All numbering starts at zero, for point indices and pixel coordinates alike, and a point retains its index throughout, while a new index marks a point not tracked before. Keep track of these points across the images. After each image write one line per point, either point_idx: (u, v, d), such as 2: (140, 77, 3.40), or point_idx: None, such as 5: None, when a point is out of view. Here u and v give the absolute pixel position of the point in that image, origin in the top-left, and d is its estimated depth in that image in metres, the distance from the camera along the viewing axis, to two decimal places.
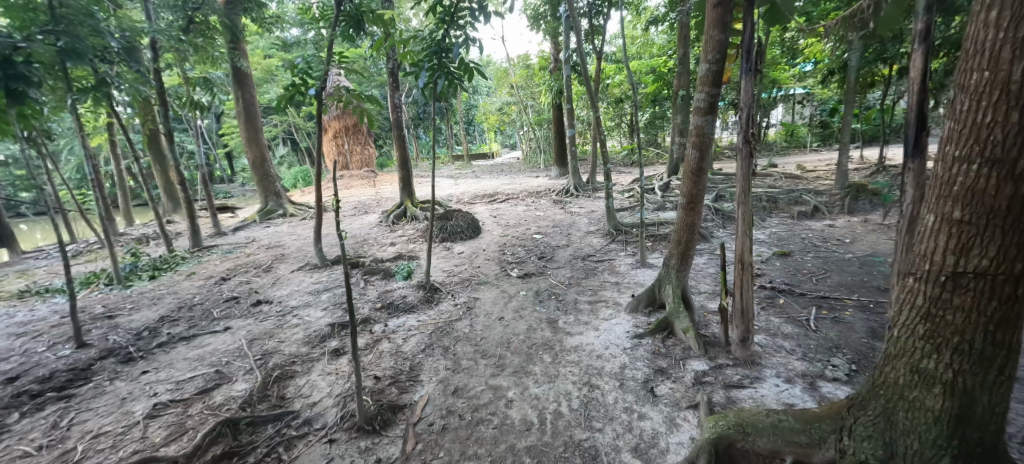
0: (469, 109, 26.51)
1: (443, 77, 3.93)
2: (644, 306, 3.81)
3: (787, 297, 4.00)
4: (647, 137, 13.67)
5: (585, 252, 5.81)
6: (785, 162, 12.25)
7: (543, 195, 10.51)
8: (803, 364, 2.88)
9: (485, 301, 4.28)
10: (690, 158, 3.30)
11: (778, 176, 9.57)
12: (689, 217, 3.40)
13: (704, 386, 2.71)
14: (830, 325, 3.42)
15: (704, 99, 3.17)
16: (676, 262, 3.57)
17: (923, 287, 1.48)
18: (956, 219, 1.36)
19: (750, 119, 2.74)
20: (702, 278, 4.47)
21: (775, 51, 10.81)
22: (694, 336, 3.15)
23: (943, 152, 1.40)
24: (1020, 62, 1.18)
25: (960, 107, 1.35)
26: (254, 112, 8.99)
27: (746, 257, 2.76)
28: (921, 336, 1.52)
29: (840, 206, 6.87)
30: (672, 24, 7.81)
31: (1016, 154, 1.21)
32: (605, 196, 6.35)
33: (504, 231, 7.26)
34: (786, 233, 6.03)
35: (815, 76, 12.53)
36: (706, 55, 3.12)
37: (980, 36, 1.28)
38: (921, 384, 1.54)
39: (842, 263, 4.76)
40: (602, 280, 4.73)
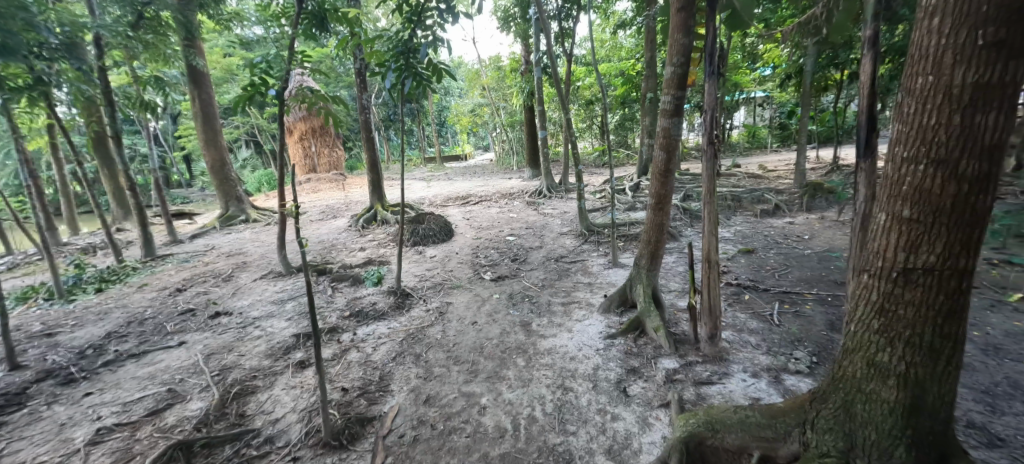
0: (441, 110, 26.26)
1: (411, 78, 3.84)
2: (616, 306, 3.84)
3: (751, 293, 4.13)
4: (617, 138, 13.91)
5: (558, 253, 5.83)
6: (748, 162, 12.74)
7: (516, 197, 10.51)
8: (768, 359, 2.98)
9: (458, 306, 4.22)
10: (657, 159, 3.36)
11: (741, 175, 9.94)
12: (658, 217, 3.46)
13: (675, 384, 2.75)
14: (792, 319, 3.55)
15: (670, 101, 3.23)
16: (646, 261, 3.63)
17: (876, 283, 1.54)
18: (906, 217, 1.41)
19: (713, 122, 2.80)
20: (672, 277, 4.56)
21: (737, 55, 11.23)
22: (665, 335, 3.20)
23: (892, 153, 1.46)
24: (960, 67, 1.25)
25: (906, 110, 1.41)
26: (212, 113, 8.57)
27: (712, 255, 2.82)
28: (876, 331, 1.58)
29: (799, 204, 7.18)
30: (639, 28, 7.96)
31: (958, 155, 1.28)
32: (578, 197, 6.38)
33: (477, 234, 7.20)
34: (750, 231, 6.25)
35: (774, 80, 13.12)
36: (670, 59, 3.18)
37: (924, 42, 1.34)
38: (876, 377, 1.60)
39: (802, 259, 4.97)
40: (575, 281, 4.76)
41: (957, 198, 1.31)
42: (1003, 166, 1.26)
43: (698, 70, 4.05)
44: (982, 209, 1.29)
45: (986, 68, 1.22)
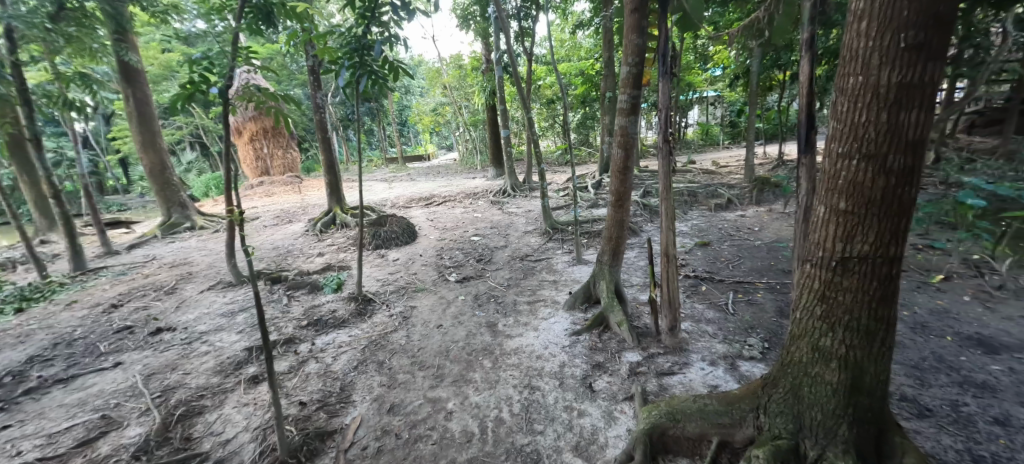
0: (402, 110, 25.71)
1: (366, 77, 3.71)
2: (581, 302, 3.89)
3: (708, 284, 4.31)
4: (578, 137, 14.14)
5: (523, 252, 5.85)
6: (702, 159, 13.31)
7: (481, 197, 10.45)
8: (724, 346, 3.11)
9: (423, 309, 4.13)
10: (616, 157, 3.43)
11: (696, 171, 10.38)
12: (619, 214, 3.53)
13: (638, 376, 2.81)
14: (745, 307, 3.73)
15: (627, 100, 3.30)
16: (609, 257, 3.69)
17: (818, 272, 1.63)
18: (842, 209, 1.50)
19: (668, 120, 2.89)
20: (634, 271, 4.68)
21: (689, 56, 11.70)
22: (628, 329, 3.26)
23: (829, 148, 1.54)
24: (886, 68, 1.33)
25: (839, 108, 1.49)
26: (150, 113, 7.95)
27: (670, 250, 2.91)
28: (819, 317, 1.67)
29: (749, 198, 7.58)
30: (597, 28, 8.12)
31: (886, 150, 1.38)
32: (541, 196, 6.41)
33: (441, 235, 7.09)
34: (705, 225, 6.52)
35: (724, 80, 13.78)
36: (625, 59, 3.24)
37: (854, 44, 1.42)
38: (820, 360, 1.70)
39: (753, 250, 5.24)
40: (540, 279, 4.78)
41: (886, 190, 1.41)
42: (923, 160, 1.37)
43: (653, 69, 4.18)
44: (907, 199, 1.39)
45: (908, 69, 1.31)
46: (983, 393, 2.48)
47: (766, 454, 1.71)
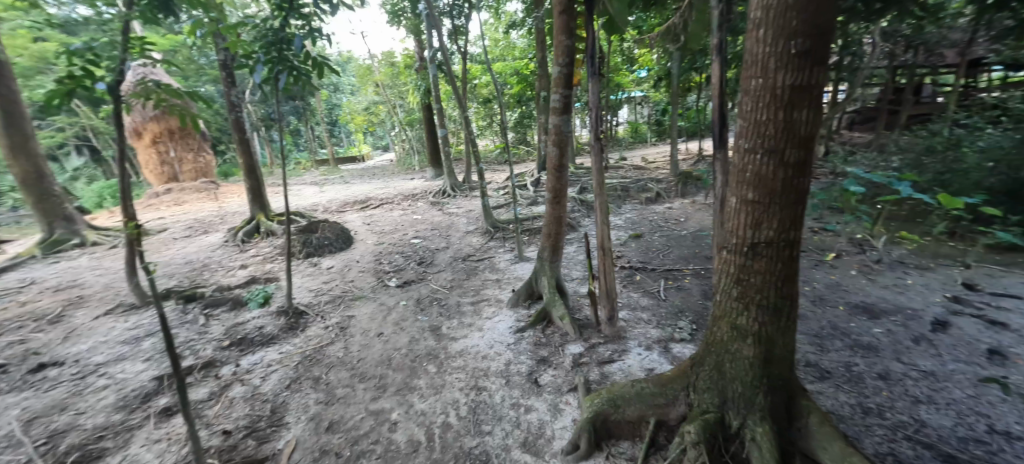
0: (331, 109, 24.33)
1: (285, 73, 3.43)
2: (524, 299, 3.93)
3: (642, 274, 4.56)
4: (516, 135, 14.31)
5: (465, 252, 5.80)
6: (632, 156, 14.07)
7: (420, 198, 10.20)
8: (658, 331, 3.31)
9: (361, 318, 3.94)
10: (551, 155, 3.50)
11: (627, 167, 10.95)
12: (556, 211, 3.62)
13: (582, 367, 2.91)
14: (675, 293, 4.01)
15: (559, 99, 3.38)
16: (549, 253, 3.76)
17: (733, 258, 1.78)
18: (750, 199, 1.65)
19: (598, 119, 2.99)
20: (574, 265, 4.82)
21: (617, 58, 12.29)
22: (570, 322, 3.35)
23: (737, 144, 1.69)
24: (781, 71, 1.49)
25: (744, 108, 1.64)
26: (19, 113, 6.79)
27: (606, 243, 3.03)
28: (735, 298, 1.83)
29: (675, 191, 8.13)
30: (529, 28, 8.25)
31: (783, 145, 1.54)
32: (481, 195, 6.37)
33: (379, 239, 6.82)
34: (637, 218, 6.90)
35: (649, 81, 14.68)
36: (556, 59, 3.32)
37: (754, 49, 1.56)
38: (738, 338, 1.86)
39: (680, 239, 5.63)
40: (483, 278, 4.77)
41: (785, 181, 1.57)
42: (813, 153, 1.55)
43: (582, 70, 4.33)
44: (801, 188, 1.57)
45: (798, 73, 1.47)
46: (868, 354, 2.88)
47: (697, 430, 1.85)
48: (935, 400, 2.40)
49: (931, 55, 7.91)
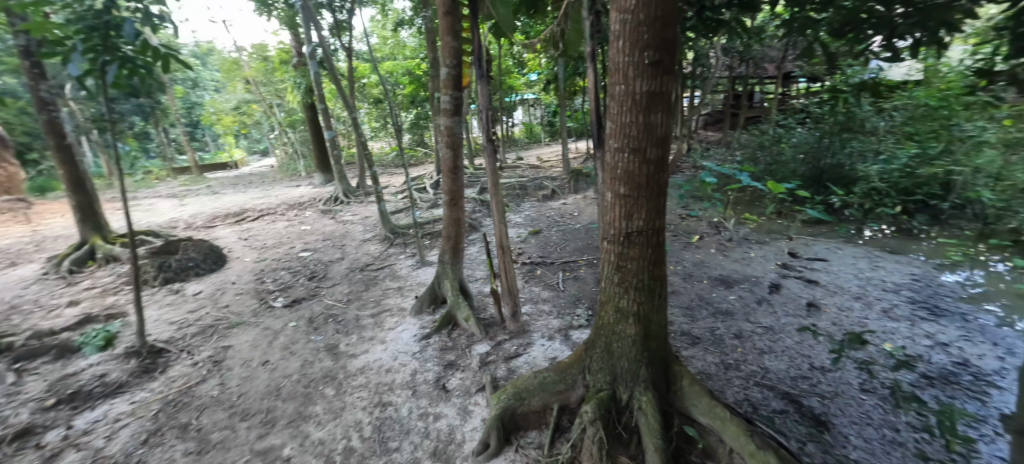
0: (190, 108, 20.90)
1: (115, 64, 2.84)
2: (428, 305, 3.84)
3: (542, 268, 4.78)
4: (412, 137, 13.89)
5: (363, 262, 5.45)
6: (528, 155, 14.66)
7: (308, 206, 9.32)
8: (559, 321, 3.51)
9: (241, 347, 3.47)
10: (445, 157, 3.47)
11: (524, 166, 11.37)
12: (455, 213, 3.60)
13: (489, 365, 2.94)
14: (572, 283, 4.28)
15: (449, 101, 3.35)
16: (450, 256, 3.73)
17: (612, 247, 1.97)
18: (622, 194, 1.84)
19: (489, 120, 3.02)
20: (477, 266, 4.85)
21: (507, 61, 12.68)
22: (475, 322, 3.36)
23: (608, 145, 1.86)
24: (638, 79, 1.68)
25: (612, 111, 1.81)
26: None
27: (505, 242, 3.11)
28: (616, 283, 2.02)
29: (568, 188, 8.68)
30: (418, 27, 8.06)
31: (645, 144, 1.74)
32: (376, 200, 6.03)
33: (260, 255, 6.06)
34: (536, 214, 7.21)
35: (539, 84, 15.43)
36: (444, 61, 3.29)
37: (616, 58, 1.73)
38: (622, 319, 2.06)
39: (574, 232, 6.02)
40: (383, 288, 4.54)
41: (648, 176, 1.79)
42: (668, 151, 1.78)
43: (471, 72, 4.37)
44: (661, 182, 1.80)
45: (651, 81, 1.67)
46: (726, 318, 3.41)
47: (594, 409, 2.01)
48: (773, 349, 2.95)
49: (757, 68, 9.66)
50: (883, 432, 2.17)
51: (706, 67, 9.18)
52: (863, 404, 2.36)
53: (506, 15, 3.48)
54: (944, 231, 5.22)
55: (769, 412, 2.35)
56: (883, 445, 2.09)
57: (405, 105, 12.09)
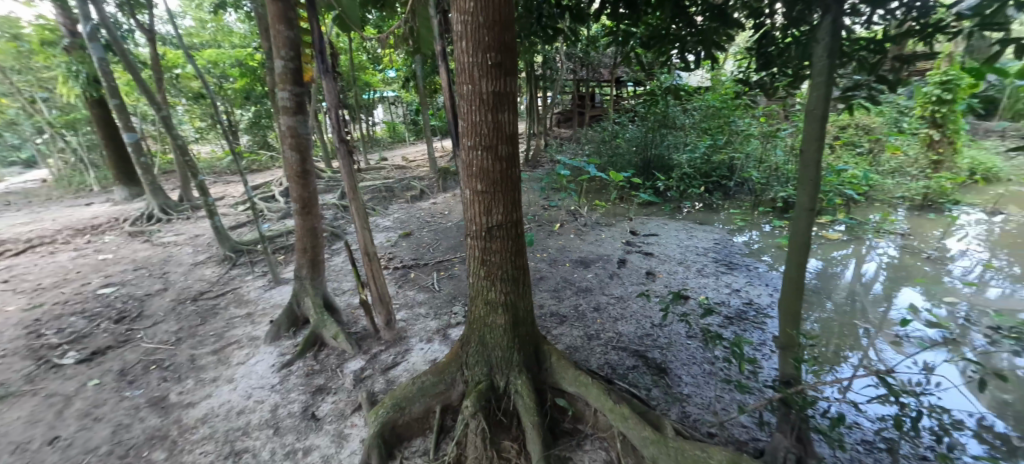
0: None
1: None
2: (286, 329, 3.39)
3: (416, 270, 4.65)
4: (251, 138, 12.03)
5: (195, 291, 4.53)
6: (393, 155, 14.06)
7: (108, 229, 7.34)
8: (436, 321, 3.47)
9: (9, 427, 2.57)
10: (290, 161, 3.10)
11: (389, 167, 10.87)
12: (308, 222, 3.25)
13: (365, 381, 2.75)
14: (448, 282, 4.27)
15: (289, 97, 2.97)
16: (308, 271, 3.35)
17: (476, 242, 2.04)
18: (480, 190, 1.91)
19: (340, 118, 2.71)
20: (343, 277, 4.48)
21: (360, 56, 11.87)
22: (346, 339, 3.09)
23: (462, 143, 1.90)
24: (483, 79, 1.75)
25: (462, 110, 1.85)
26: None
27: (370, 248, 2.93)
28: (484, 277, 2.10)
29: (437, 187, 8.60)
30: (247, 12, 6.93)
31: (496, 142, 1.84)
32: (207, 215, 5.06)
33: (33, 299, 4.56)
34: (405, 216, 6.97)
35: (397, 81, 14.84)
36: (277, 52, 2.90)
37: (461, 58, 1.77)
38: (492, 310, 2.15)
39: (446, 231, 6.00)
40: (226, 317, 3.85)
41: (502, 172, 1.90)
42: (517, 148, 1.92)
43: (313, 66, 3.95)
44: (513, 177, 1.92)
45: (496, 81, 1.76)
46: (587, 295, 3.82)
47: (474, 402, 2.07)
48: (624, 315, 3.41)
49: (595, 72, 10.92)
50: (703, 367, 2.73)
51: (554, 70, 10.01)
52: (689, 348, 2.92)
53: (348, 6, 3.25)
54: (733, 204, 6.73)
55: (624, 370, 2.73)
56: (704, 378, 2.63)
57: (239, 102, 10.37)
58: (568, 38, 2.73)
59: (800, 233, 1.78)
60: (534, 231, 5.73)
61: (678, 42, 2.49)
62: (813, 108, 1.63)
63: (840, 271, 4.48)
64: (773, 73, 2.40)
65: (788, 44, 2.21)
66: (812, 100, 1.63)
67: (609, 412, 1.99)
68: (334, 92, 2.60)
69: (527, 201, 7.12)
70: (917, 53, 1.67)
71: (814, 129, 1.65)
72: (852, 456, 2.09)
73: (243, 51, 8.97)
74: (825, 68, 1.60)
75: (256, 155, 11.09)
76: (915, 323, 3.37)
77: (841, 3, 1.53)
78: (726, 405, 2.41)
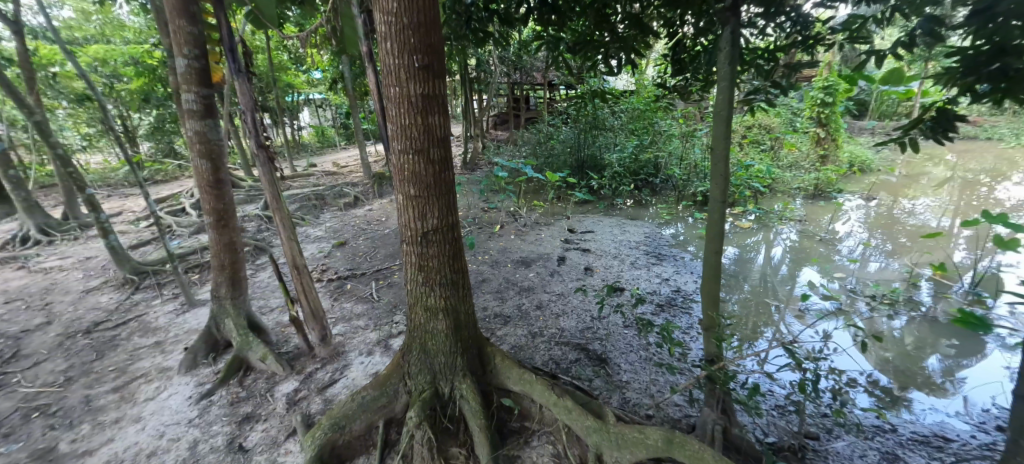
0: None
1: None
2: (204, 355, 3.06)
3: (352, 281, 4.43)
4: (154, 145, 10.73)
5: (88, 321, 3.94)
6: (322, 161, 13.27)
7: None
8: (376, 333, 3.33)
9: None
10: (200, 170, 2.81)
11: (319, 174, 10.25)
12: (226, 236, 2.97)
13: (299, 403, 2.57)
14: (387, 291, 4.12)
15: (195, 100, 2.69)
16: (227, 289, 3.06)
17: (412, 248, 2.00)
18: (413, 194, 1.88)
19: (257, 122, 2.49)
20: (270, 294, 4.14)
21: (281, 56, 11.08)
22: (275, 360, 2.86)
23: (392, 147, 1.86)
24: (411, 81, 1.72)
25: (390, 113, 1.80)
26: None
27: (299, 260, 2.74)
28: (422, 283, 2.06)
29: (372, 193, 8.25)
30: (142, 5, 6.17)
31: (427, 145, 1.82)
32: (99, 233, 4.42)
33: None
34: (339, 225, 6.61)
35: (324, 83, 14.05)
36: (178, 49, 2.62)
37: (386, 59, 1.72)
38: (432, 317, 2.11)
39: (383, 239, 5.78)
40: (130, 349, 3.40)
41: (435, 176, 1.88)
42: (449, 151, 1.91)
43: (223, 65, 3.61)
44: (447, 181, 1.91)
45: (424, 84, 1.74)
46: (529, 294, 3.88)
47: (418, 412, 2.03)
48: (566, 311, 3.52)
49: (528, 76, 11.14)
50: (639, 354, 2.89)
51: (488, 73, 10.05)
52: (626, 337, 3.08)
53: (262, 2, 3.01)
54: (660, 200, 7.19)
55: (567, 364, 2.82)
56: (640, 364, 2.79)
57: (136, 105, 9.20)
58: (498, 42, 2.72)
59: (715, 223, 1.94)
60: (475, 233, 5.71)
61: (602, 48, 2.57)
62: (719, 110, 1.79)
63: (752, 256, 4.97)
64: (687, 78, 2.60)
65: (697, 52, 2.44)
66: (718, 103, 1.80)
67: (554, 406, 2.05)
68: (248, 94, 2.40)
69: (467, 203, 7.08)
70: (802, 61, 1.89)
71: (722, 129, 1.81)
72: (769, 421, 2.34)
73: (139, 47, 7.79)
74: (728, 74, 1.76)
75: (160, 164, 9.91)
76: (814, 298, 3.84)
77: (738, 16, 1.70)
78: (661, 387, 2.57)
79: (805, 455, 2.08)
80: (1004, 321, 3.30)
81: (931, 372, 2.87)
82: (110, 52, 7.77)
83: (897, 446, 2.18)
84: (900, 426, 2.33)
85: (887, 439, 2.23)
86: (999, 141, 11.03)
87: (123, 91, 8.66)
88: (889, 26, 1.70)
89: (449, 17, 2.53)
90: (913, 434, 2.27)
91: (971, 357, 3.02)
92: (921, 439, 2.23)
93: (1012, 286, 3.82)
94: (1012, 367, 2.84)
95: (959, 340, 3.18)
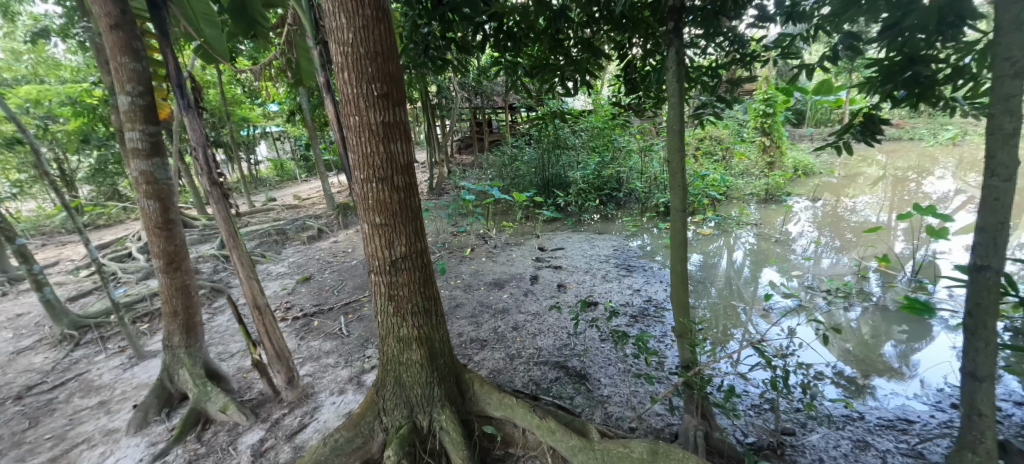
0: None
1: None
2: (156, 411, 2.80)
3: (319, 318, 4.23)
4: (94, 189, 10.05)
5: (20, 386, 3.55)
6: (283, 194, 12.87)
7: None
8: (347, 370, 3.19)
9: None
10: (145, 210, 2.63)
11: (279, 207, 9.91)
12: (177, 279, 2.78)
13: (265, 454, 2.39)
14: (357, 324, 3.97)
15: (140, 138, 2.54)
16: (181, 338, 2.85)
17: (380, 278, 1.95)
18: (379, 223, 1.85)
19: (208, 157, 2.34)
20: (230, 339, 3.90)
21: (234, 90, 10.74)
22: (237, 409, 2.65)
23: (356, 176, 1.82)
24: (371, 110, 1.72)
25: (352, 143, 1.77)
26: None
27: (259, 299, 2.59)
28: (392, 314, 2.01)
29: (337, 224, 8.03)
30: (81, 43, 5.77)
31: (391, 173, 1.81)
32: (32, 287, 4.05)
33: None
34: (303, 259, 6.36)
35: (280, 115, 13.71)
36: (120, 86, 2.49)
37: (345, 89, 1.70)
38: (405, 348, 2.05)
39: (350, 270, 5.60)
40: (69, 412, 3.07)
41: (400, 203, 1.86)
42: (413, 177, 1.90)
43: (170, 100, 3.50)
44: (413, 207, 1.90)
45: (383, 112, 1.73)
46: (504, 316, 3.84)
47: (396, 450, 1.95)
48: (543, 330, 3.50)
49: (489, 100, 11.32)
50: (617, 366, 2.91)
51: (449, 98, 10.10)
52: (604, 351, 3.09)
53: (211, 36, 2.94)
54: (625, 213, 7.40)
55: (547, 383, 2.79)
56: (620, 376, 2.80)
57: (73, 146, 8.60)
58: (457, 68, 2.74)
59: (677, 232, 2.01)
60: (445, 258, 5.65)
61: (558, 71, 2.66)
62: (672, 125, 1.88)
63: (716, 261, 5.16)
64: (640, 96, 2.75)
65: (647, 72, 2.60)
66: (671, 119, 1.88)
67: (537, 429, 2.00)
68: (198, 129, 2.28)
69: (436, 228, 6.99)
70: (742, 77, 2.01)
71: (676, 142, 1.90)
72: (747, 421, 2.38)
73: (77, 85, 7.23)
74: (677, 92, 1.84)
75: (102, 207, 9.28)
76: (776, 297, 4.00)
77: (681, 37, 1.79)
78: (641, 398, 2.59)
79: (783, 451, 2.12)
80: (945, 303, 3.57)
81: (888, 359, 3.02)
82: (44, 92, 7.09)
83: (867, 434, 2.27)
84: (867, 414, 2.43)
85: (857, 427, 2.32)
86: (920, 141, 12.13)
87: (59, 133, 8.08)
88: (815, 42, 1.85)
89: (408, 46, 2.52)
90: (879, 420, 2.37)
91: (921, 340, 3.22)
92: (887, 424, 2.34)
93: (948, 271, 4.14)
94: (957, 347, 3.06)
95: (909, 325, 3.40)
